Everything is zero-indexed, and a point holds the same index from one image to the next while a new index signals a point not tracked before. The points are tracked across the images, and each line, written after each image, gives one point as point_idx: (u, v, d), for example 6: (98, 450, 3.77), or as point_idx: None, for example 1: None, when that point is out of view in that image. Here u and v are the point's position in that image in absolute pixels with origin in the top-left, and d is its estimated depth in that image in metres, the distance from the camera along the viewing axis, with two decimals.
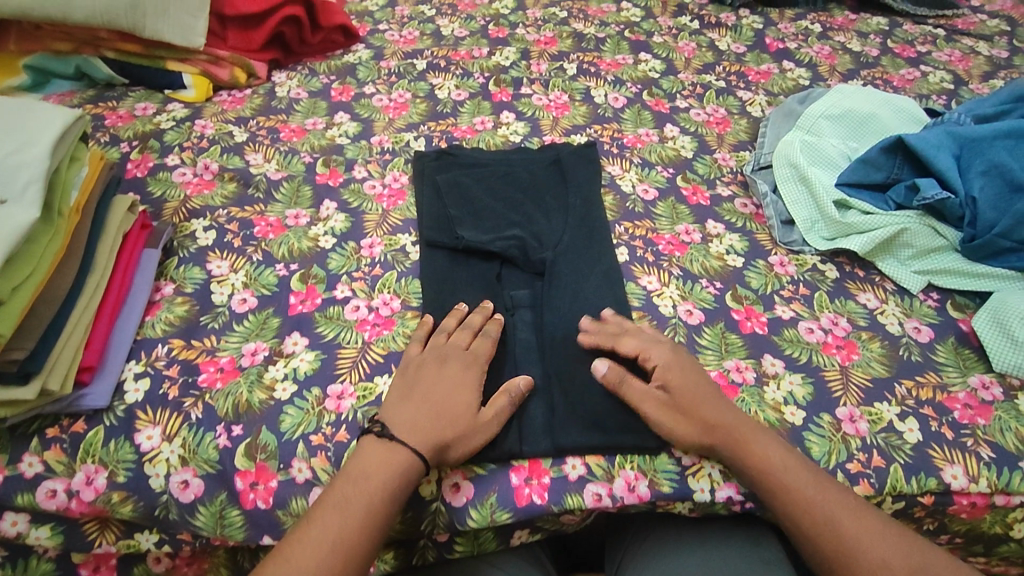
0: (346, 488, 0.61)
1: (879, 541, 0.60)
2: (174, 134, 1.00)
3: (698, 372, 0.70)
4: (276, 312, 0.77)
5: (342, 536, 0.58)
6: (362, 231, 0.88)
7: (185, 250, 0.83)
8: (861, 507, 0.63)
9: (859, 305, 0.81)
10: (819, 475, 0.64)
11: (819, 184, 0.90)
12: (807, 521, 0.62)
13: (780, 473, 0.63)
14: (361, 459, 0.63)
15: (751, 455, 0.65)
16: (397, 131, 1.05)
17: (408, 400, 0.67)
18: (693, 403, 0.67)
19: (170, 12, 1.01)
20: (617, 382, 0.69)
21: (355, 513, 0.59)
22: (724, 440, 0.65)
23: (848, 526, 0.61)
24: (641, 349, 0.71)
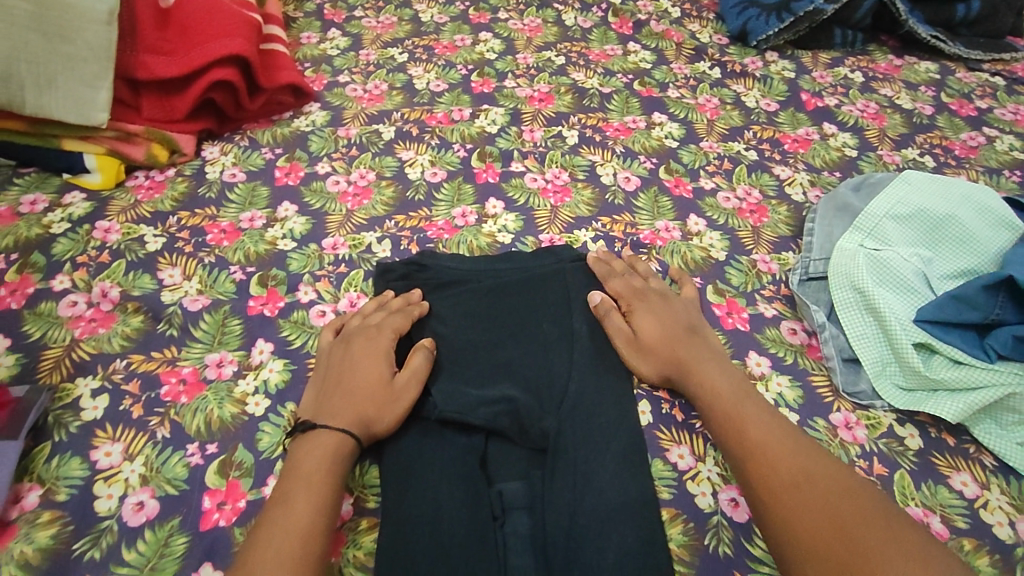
0: (284, 490, 0.55)
1: (790, 459, 0.58)
2: (66, 244, 0.78)
3: (679, 313, 0.73)
4: (184, 524, 0.58)
5: (297, 539, 0.51)
6: (303, 386, 0.67)
7: (63, 431, 0.62)
8: (794, 435, 0.61)
9: (954, 495, 0.62)
10: (756, 404, 0.63)
11: (892, 316, 0.71)
12: (723, 432, 0.62)
13: (712, 396, 0.64)
14: (292, 460, 0.58)
15: (691, 379, 0.66)
16: (355, 229, 0.83)
17: (322, 390, 0.64)
18: (656, 337, 0.70)
19: (58, 81, 0.81)
20: (602, 314, 0.72)
21: (302, 510, 0.53)
22: (674, 367, 0.68)
23: (763, 441, 0.60)
24: (624, 291, 0.75)
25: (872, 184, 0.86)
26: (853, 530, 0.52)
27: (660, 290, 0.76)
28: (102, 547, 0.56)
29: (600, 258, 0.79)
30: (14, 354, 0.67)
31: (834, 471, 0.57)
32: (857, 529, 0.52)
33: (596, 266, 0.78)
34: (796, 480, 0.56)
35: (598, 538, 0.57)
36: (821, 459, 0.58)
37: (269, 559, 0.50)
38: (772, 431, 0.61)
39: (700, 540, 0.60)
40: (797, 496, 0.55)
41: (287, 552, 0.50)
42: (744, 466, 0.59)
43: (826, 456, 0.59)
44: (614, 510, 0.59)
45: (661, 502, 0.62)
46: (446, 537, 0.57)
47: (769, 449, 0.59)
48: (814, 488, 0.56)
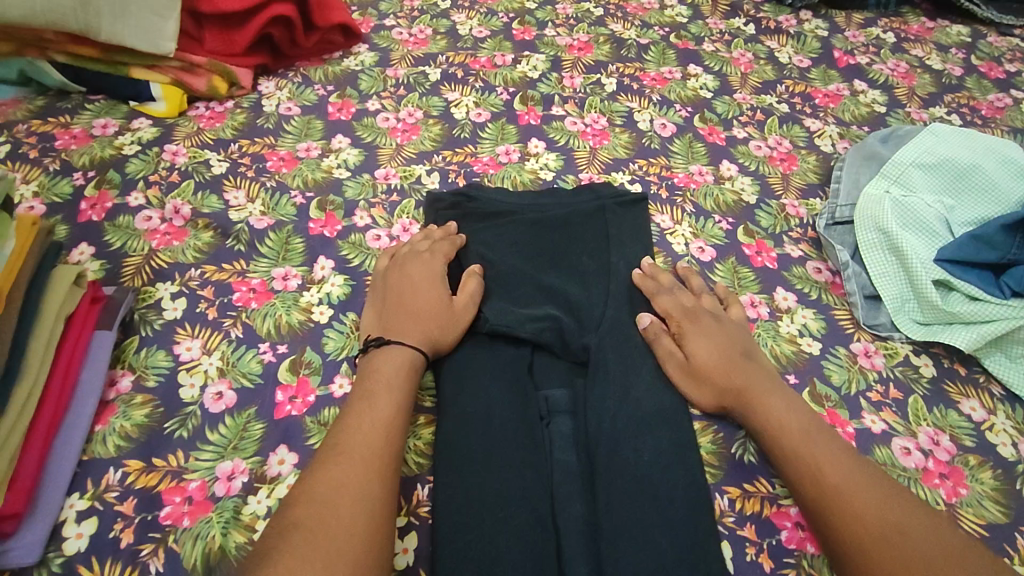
0: (366, 388, 0.61)
1: (876, 505, 0.54)
2: (138, 164, 0.83)
3: (731, 336, 0.69)
4: (260, 412, 0.63)
5: (380, 427, 0.57)
6: (363, 299, 0.73)
7: (148, 327, 0.68)
8: (876, 477, 0.57)
9: (963, 418, 0.67)
10: (825, 437, 0.61)
11: (914, 255, 0.75)
12: (799, 472, 0.59)
13: (782, 432, 0.61)
14: (371, 363, 0.64)
15: (755, 412, 0.63)
16: (405, 162, 0.88)
17: (385, 311, 0.69)
18: (712, 366, 0.66)
19: (130, 9, 0.85)
20: (652, 337, 0.69)
21: (384, 406, 0.59)
22: (734, 397, 0.65)
23: (843, 484, 0.56)
24: (674, 311, 0.71)
25: (900, 136, 0.90)
26: (942, 574, 0.49)
27: (712, 310, 0.72)
28: (189, 427, 0.61)
29: (645, 276, 0.75)
30: (99, 260, 0.73)
31: (918, 516, 0.54)
32: (945, 572, 0.49)
33: (642, 282, 0.74)
34: (883, 528, 0.53)
35: (635, 438, 0.62)
36: (900, 498, 0.56)
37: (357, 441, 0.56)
38: (853, 475, 0.57)
39: (728, 448, 0.65)
40: (883, 540, 0.52)
41: (375, 441, 0.56)
42: (823, 507, 0.56)
43: (910, 500, 0.56)
44: (650, 415, 0.64)
45: (692, 414, 0.68)
46: (498, 432, 0.62)
47: (849, 490, 0.56)
48: (904, 536, 0.52)
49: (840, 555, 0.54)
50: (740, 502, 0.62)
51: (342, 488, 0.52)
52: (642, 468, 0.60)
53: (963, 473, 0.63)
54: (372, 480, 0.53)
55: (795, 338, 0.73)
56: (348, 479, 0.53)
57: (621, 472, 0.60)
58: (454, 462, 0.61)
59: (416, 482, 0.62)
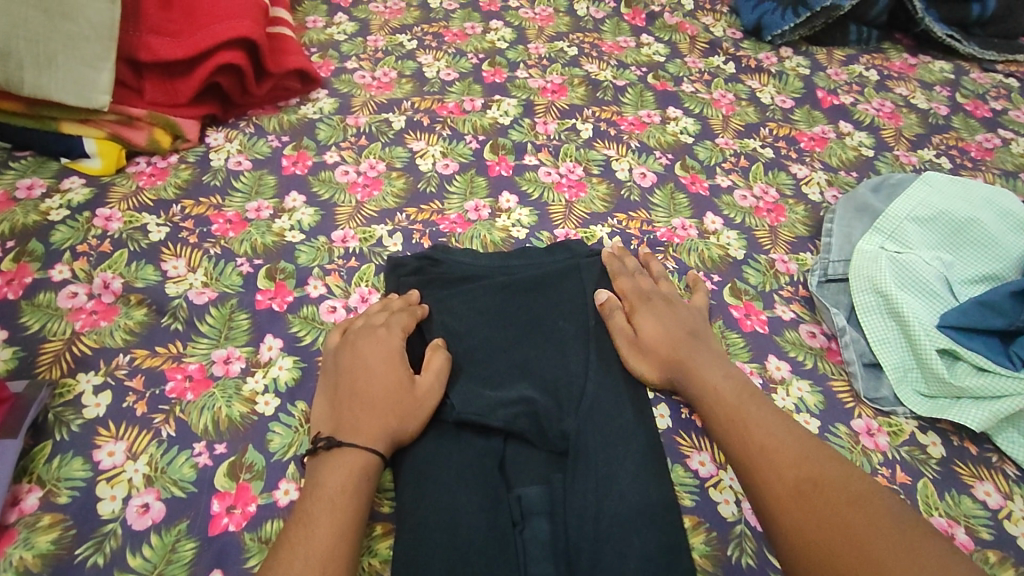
0: (305, 513, 0.53)
1: (794, 462, 0.56)
2: (65, 231, 0.75)
3: (682, 317, 0.71)
4: (191, 528, 0.55)
5: (317, 565, 0.49)
6: (314, 384, 0.65)
7: (64, 429, 0.60)
8: (798, 435, 0.59)
9: (978, 505, 0.61)
10: (757, 402, 0.63)
11: (916, 321, 0.70)
12: (725, 434, 0.61)
13: (715, 397, 0.63)
14: (316, 476, 0.56)
15: (692, 380, 0.65)
16: (365, 222, 0.81)
17: (337, 400, 0.61)
18: (659, 339, 0.68)
19: (58, 61, 0.78)
20: (607, 314, 0.70)
21: (322, 537, 0.51)
22: (675, 369, 0.66)
23: (765, 443, 0.58)
24: (629, 292, 0.73)
25: (892, 186, 0.85)
26: (850, 523, 0.51)
27: (666, 294, 0.74)
28: (106, 552, 0.53)
29: (614, 256, 0.77)
30: (12, 347, 0.65)
31: (836, 470, 0.56)
32: (851, 518, 0.51)
33: (608, 262, 0.76)
34: (802, 486, 0.55)
35: (620, 542, 0.55)
36: (820, 456, 0.57)
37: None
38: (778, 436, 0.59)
39: (724, 550, 0.58)
40: (801, 501, 0.54)
41: None
42: (745, 468, 0.58)
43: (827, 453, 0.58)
44: (636, 514, 0.57)
45: (684, 509, 0.60)
46: (464, 545, 0.55)
47: (771, 451, 0.58)
48: (822, 498, 0.53)
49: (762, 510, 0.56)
50: None
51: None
52: None
53: (984, 572, 0.57)
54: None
55: (792, 415, 0.67)
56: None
57: None
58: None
59: None
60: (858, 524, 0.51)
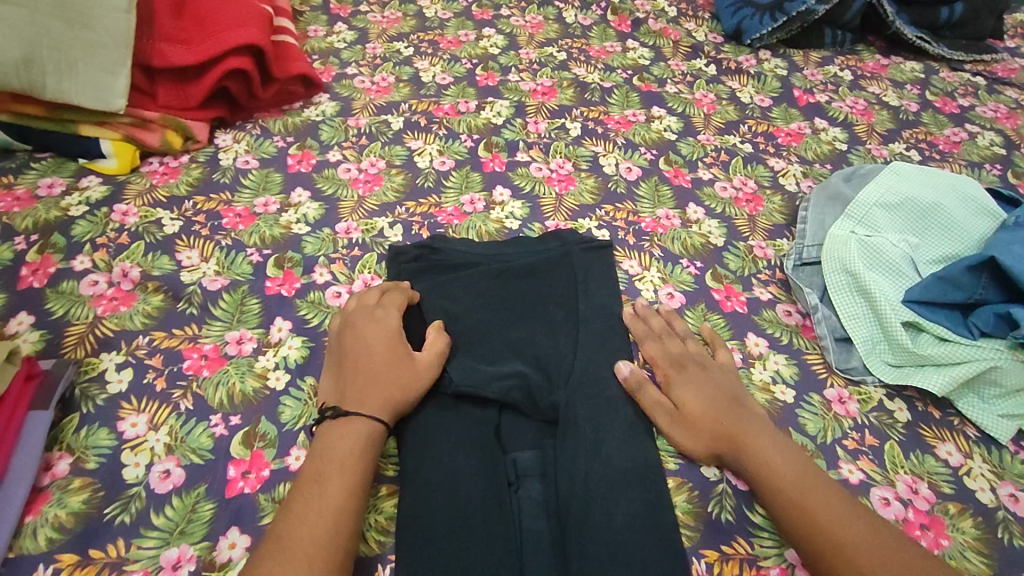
0: (313, 472, 0.57)
1: (879, 558, 0.53)
2: (85, 225, 0.80)
3: (718, 383, 0.68)
4: (210, 491, 0.60)
5: (329, 519, 0.54)
6: (322, 361, 0.70)
7: (90, 403, 0.64)
8: (869, 521, 0.56)
9: (940, 463, 0.66)
10: (815, 479, 0.59)
11: (883, 298, 0.75)
12: (795, 519, 0.57)
13: (773, 478, 0.60)
14: (325, 441, 0.60)
15: (747, 460, 0.62)
16: (367, 215, 0.86)
17: (341, 375, 0.66)
18: (700, 415, 0.65)
19: (78, 67, 0.83)
20: (636, 386, 0.67)
21: (332, 495, 0.55)
22: (725, 444, 0.63)
23: (846, 535, 0.55)
24: (659, 358, 0.71)
25: (863, 175, 0.90)
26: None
27: (698, 356, 0.71)
28: (132, 511, 0.58)
29: (636, 316, 0.76)
30: (38, 330, 0.69)
31: (917, 562, 0.53)
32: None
33: (632, 324, 0.74)
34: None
35: (607, 499, 0.60)
36: (898, 546, 0.54)
37: (299, 539, 0.52)
38: (850, 522, 0.56)
39: (704, 507, 0.63)
40: None
41: (322, 533, 0.53)
42: (822, 559, 0.54)
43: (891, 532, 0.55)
44: (622, 475, 0.62)
45: (667, 471, 0.65)
46: (464, 503, 0.59)
47: (852, 544, 0.54)
48: None
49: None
50: (718, 566, 0.59)
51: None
52: (615, 533, 0.58)
53: (943, 522, 0.62)
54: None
55: (768, 386, 0.72)
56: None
57: (594, 539, 0.58)
58: (416, 535, 0.58)
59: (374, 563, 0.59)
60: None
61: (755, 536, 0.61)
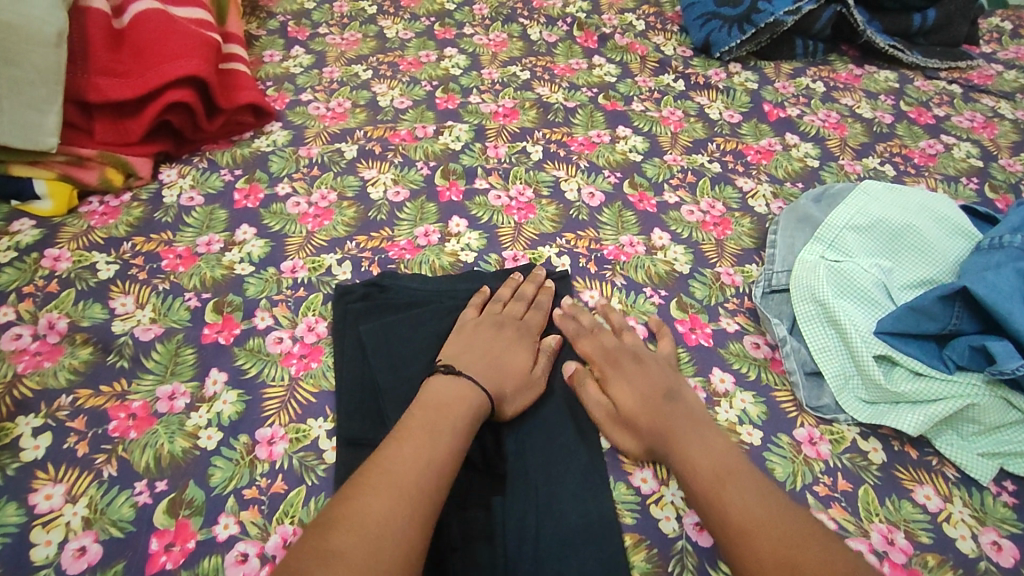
0: (431, 426, 0.57)
1: (777, 546, 0.52)
2: (12, 273, 0.75)
3: (654, 377, 0.68)
4: (129, 568, 0.55)
5: (426, 469, 0.54)
6: (259, 416, 0.66)
7: (2, 473, 0.60)
8: (779, 509, 0.55)
9: (918, 509, 0.62)
10: (737, 474, 0.58)
11: (854, 329, 0.71)
12: (706, 511, 0.57)
13: (693, 473, 0.59)
14: (448, 394, 0.61)
15: (671, 451, 0.61)
16: (315, 251, 0.82)
17: (473, 352, 0.67)
18: (632, 410, 0.65)
19: (4, 106, 0.79)
20: (577, 385, 0.68)
21: (442, 448, 0.56)
22: (656, 441, 0.63)
23: (747, 523, 0.54)
24: (594, 355, 0.70)
25: (833, 196, 0.86)
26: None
27: (634, 350, 0.71)
28: None
29: (566, 316, 0.75)
30: None
31: (817, 548, 0.51)
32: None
33: (562, 324, 0.74)
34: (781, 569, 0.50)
35: (558, 563, 0.56)
36: (801, 535, 0.52)
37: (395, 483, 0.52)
38: (758, 511, 0.55)
39: (664, 567, 0.58)
40: None
41: (425, 466, 0.54)
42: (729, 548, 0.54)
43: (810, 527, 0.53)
44: (573, 534, 0.58)
45: (624, 527, 0.60)
46: None
47: (753, 529, 0.53)
48: None
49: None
50: None
51: (374, 536, 0.48)
52: None
53: None
54: (406, 530, 0.49)
55: (735, 427, 0.68)
56: (383, 523, 0.49)
57: None
58: None
59: None
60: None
61: None
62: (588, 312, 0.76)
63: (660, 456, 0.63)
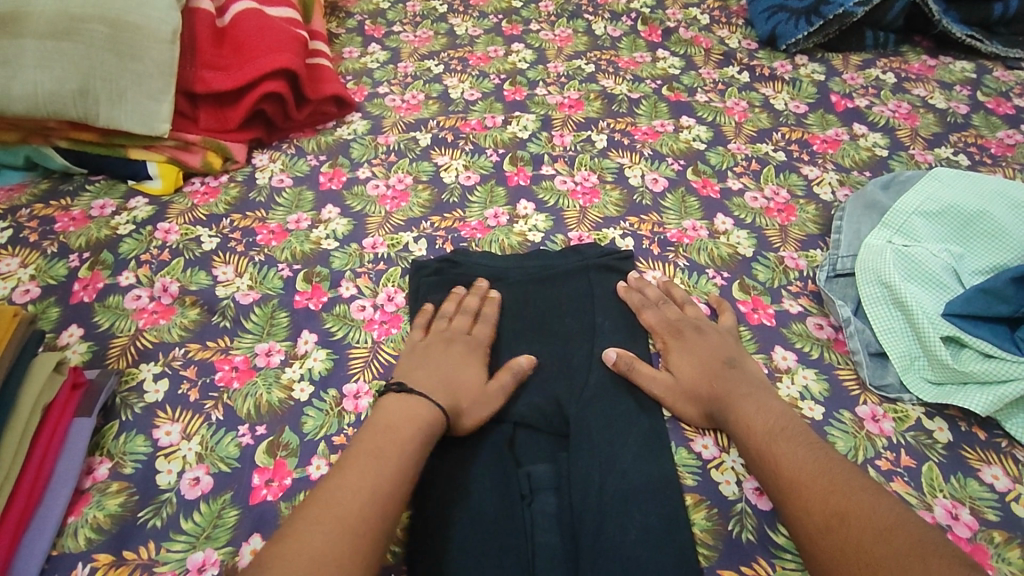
0: (361, 453, 0.58)
1: (825, 497, 0.54)
2: (131, 243, 0.85)
3: (715, 348, 0.71)
4: (235, 498, 0.62)
5: (372, 497, 0.54)
6: (346, 374, 0.72)
7: (129, 411, 0.68)
8: (830, 463, 0.57)
9: (984, 487, 0.62)
10: (791, 434, 0.61)
11: (921, 311, 0.71)
12: (760, 468, 0.60)
13: (748, 433, 0.62)
14: (398, 416, 0.61)
15: (729, 415, 0.65)
16: (393, 230, 0.88)
17: (432, 373, 0.67)
18: (692, 378, 0.68)
19: (127, 96, 0.88)
20: (627, 367, 0.69)
21: (387, 468, 0.56)
22: (714, 404, 0.66)
23: (796, 476, 0.57)
24: (658, 326, 0.74)
25: (902, 182, 0.86)
26: (877, 558, 0.48)
27: (695, 322, 0.74)
28: (163, 515, 0.60)
29: (630, 289, 0.78)
30: (87, 341, 0.74)
31: (865, 498, 0.53)
32: (877, 549, 0.49)
33: (626, 297, 0.77)
34: (828, 519, 0.53)
35: (622, 514, 0.59)
36: (849, 485, 0.55)
37: (339, 514, 0.52)
38: (806, 465, 0.57)
39: (724, 525, 0.61)
40: (830, 533, 0.52)
41: (366, 493, 0.54)
42: (780, 501, 0.57)
43: (860, 481, 0.55)
44: (636, 489, 0.61)
45: (685, 487, 0.63)
46: (477, 514, 0.60)
47: (803, 481, 0.56)
48: (848, 526, 0.51)
49: (798, 539, 0.55)
50: None
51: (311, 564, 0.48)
52: (629, 548, 0.57)
53: (987, 551, 0.58)
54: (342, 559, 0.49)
55: (796, 403, 0.69)
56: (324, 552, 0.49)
57: (607, 553, 0.57)
58: (429, 545, 0.58)
59: (388, 572, 0.59)
60: (884, 555, 0.48)
61: (778, 556, 0.59)
62: (653, 285, 0.79)
63: (719, 421, 0.66)
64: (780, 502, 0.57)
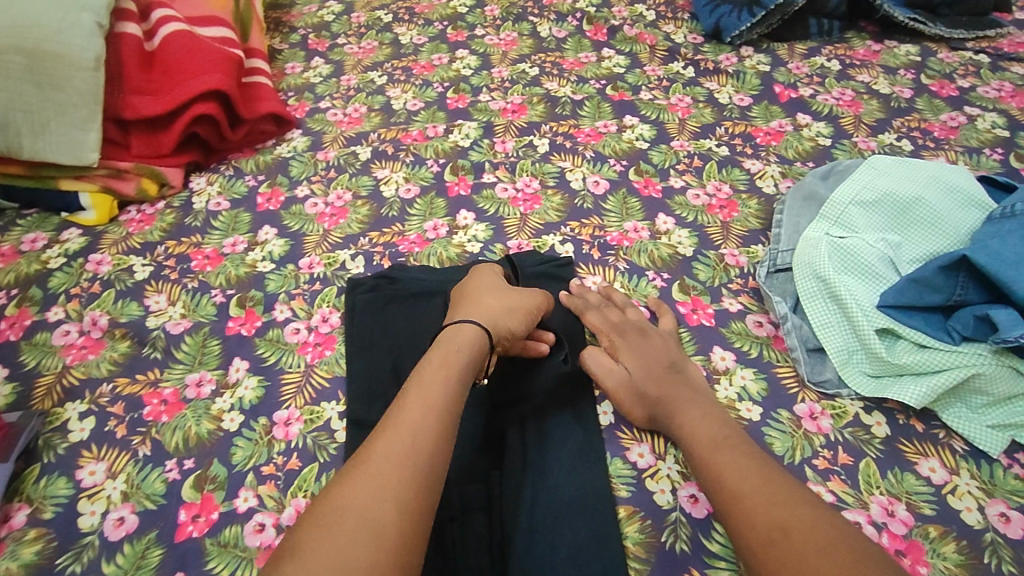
0: (395, 418, 0.54)
1: (766, 509, 0.52)
2: (61, 277, 0.83)
3: (659, 349, 0.69)
4: (160, 536, 0.60)
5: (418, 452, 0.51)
6: (276, 401, 0.70)
7: (51, 452, 0.66)
8: (772, 473, 0.55)
9: (921, 481, 0.61)
10: (734, 444, 0.59)
11: (856, 304, 0.70)
12: (704, 478, 0.58)
13: (691, 439, 0.61)
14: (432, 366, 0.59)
15: (674, 421, 0.63)
16: (330, 248, 0.87)
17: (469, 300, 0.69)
18: (638, 379, 0.67)
19: (51, 127, 0.87)
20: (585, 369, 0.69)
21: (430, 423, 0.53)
22: (659, 408, 0.65)
23: (740, 487, 0.55)
24: (601, 329, 0.73)
25: (840, 172, 0.85)
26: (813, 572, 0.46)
27: (638, 324, 0.72)
28: (84, 560, 0.59)
29: (571, 295, 0.77)
30: (11, 382, 0.72)
31: (807, 510, 0.51)
32: (816, 563, 0.46)
33: (568, 303, 0.75)
34: (769, 532, 0.50)
35: (552, 533, 0.59)
36: (790, 496, 0.52)
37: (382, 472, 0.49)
38: (749, 476, 0.55)
39: (658, 537, 0.60)
40: (770, 546, 0.50)
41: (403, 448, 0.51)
42: (724, 515, 0.55)
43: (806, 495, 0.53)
44: (567, 505, 0.61)
45: (619, 499, 0.62)
46: None
47: (744, 493, 0.54)
48: (788, 539, 0.49)
49: (740, 548, 0.52)
50: None
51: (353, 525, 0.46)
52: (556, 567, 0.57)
53: (922, 548, 0.57)
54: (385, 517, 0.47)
55: (734, 404, 0.68)
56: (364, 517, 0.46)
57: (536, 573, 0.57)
58: None
59: None
60: (823, 569, 0.45)
61: (711, 566, 0.58)
62: (592, 291, 0.78)
63: (665, 425, 0.64)
64: (723, 516, 0.55)
